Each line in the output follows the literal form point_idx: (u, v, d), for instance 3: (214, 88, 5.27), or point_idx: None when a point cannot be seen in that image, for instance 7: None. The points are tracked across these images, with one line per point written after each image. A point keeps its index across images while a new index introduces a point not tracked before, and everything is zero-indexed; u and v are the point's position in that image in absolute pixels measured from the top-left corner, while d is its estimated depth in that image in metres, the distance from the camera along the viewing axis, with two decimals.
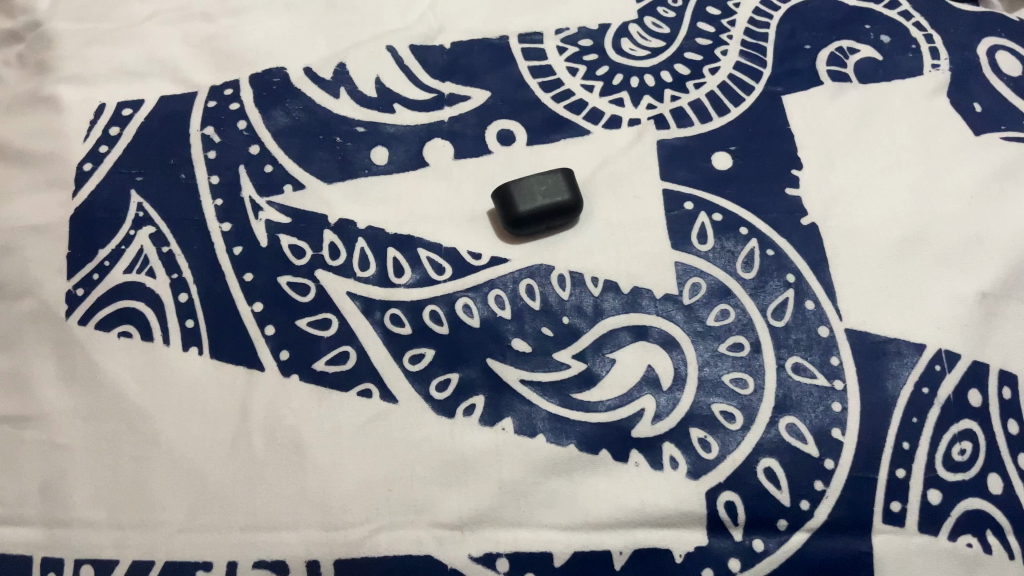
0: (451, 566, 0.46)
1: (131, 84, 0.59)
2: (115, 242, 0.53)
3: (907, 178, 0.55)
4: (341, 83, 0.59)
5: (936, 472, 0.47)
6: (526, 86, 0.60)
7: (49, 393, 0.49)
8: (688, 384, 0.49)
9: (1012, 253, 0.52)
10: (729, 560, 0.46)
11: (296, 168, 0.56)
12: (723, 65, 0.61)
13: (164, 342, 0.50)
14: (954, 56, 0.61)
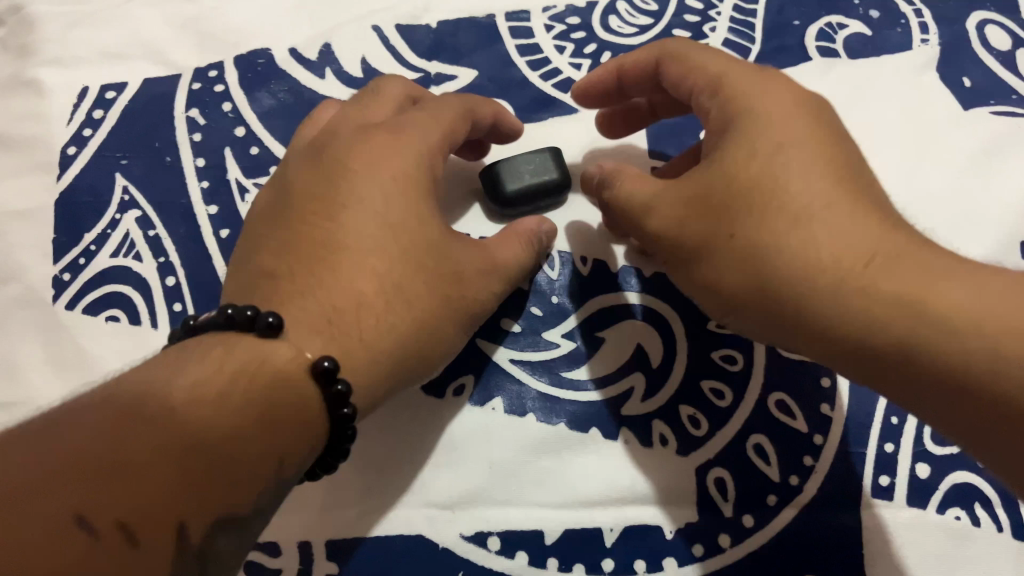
0: (442, 545, 0.46)
1: (114, 66, 0.59)
2: (101, 226, 0.53)
3: (896, 156, 0.56)
4: (327, 63, 0.59)
5: (924, 447, 0.48)
6: (513, 65, 0.59)
7: (36, 377, 0.49)
8: (677, 361, 0.49)
9: (999, 228, 0.53)
10: (719, 536, 0.46)
11: (282, 150, 0.56)
12: (711, 41, 0.60)
13: (152, 325, 0.50)
14: (943, 31, 0.61)
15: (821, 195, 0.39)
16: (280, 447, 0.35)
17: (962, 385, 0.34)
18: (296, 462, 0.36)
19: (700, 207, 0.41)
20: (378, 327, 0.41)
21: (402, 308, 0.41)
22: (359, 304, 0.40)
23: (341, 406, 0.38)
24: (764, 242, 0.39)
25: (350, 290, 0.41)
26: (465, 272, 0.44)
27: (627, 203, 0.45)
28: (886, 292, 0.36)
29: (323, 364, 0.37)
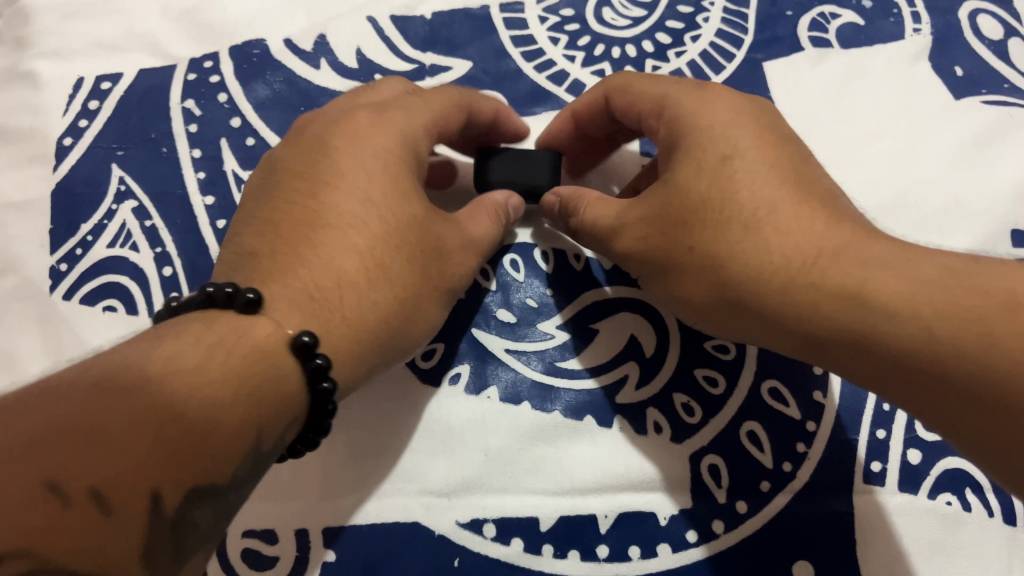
0: (438, 533, 0.46)
1: (109, 57, 0.59)
2: (97, 217, 0.53)
3: (888, 145, 0.56)
4: (321, 54, 0.59)
5: (915, 433, 0.48)
6: (507, 56, 0.59)
7: (34, 367, 0.49)
8: (671, 351, 0.50)
9: (990, 216, 0.54)
10: (713, 522, 0.46)
11: (277, 141, 0.56)
12: (704, 32, 0.61)
13: (149, 315, 0.51)
14: (936, 20, 0.61)
15: (770, 201, 0.42)
16: (262, 420, 0.34)
17: (913, 351, 0.36)
18: (273, 436, 0.35)
19: (657, 224, 0.45)
20: (364, 304, 0.41)
21: (384, 285, 0.42)
22: (342, 280, 0.40)
23: (320, 383, 0.36)
24: (718, 252, 0.42)
25: (332, 265, 0.41)
26: (441, 248, 0.45)
27: (591, 223, 0.48)
28: (841, 279, 0.39)
29: (305, 337, 0.36)
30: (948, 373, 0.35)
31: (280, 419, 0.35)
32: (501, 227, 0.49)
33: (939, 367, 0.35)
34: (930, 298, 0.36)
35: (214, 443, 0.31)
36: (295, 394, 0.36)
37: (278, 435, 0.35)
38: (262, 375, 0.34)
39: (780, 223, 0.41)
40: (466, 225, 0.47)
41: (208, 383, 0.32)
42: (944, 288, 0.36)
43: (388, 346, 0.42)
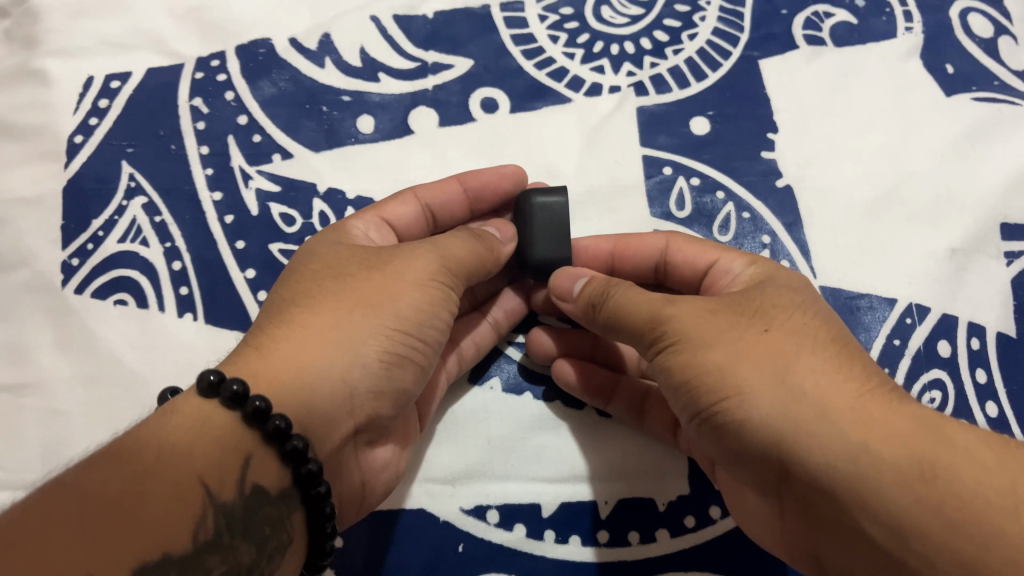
0: (443, 519, 0.47)
1: (117, 56, 0.60)
2: (109, 213, 0.55)
3: (880, 141, 0.58)
4: (325, 53, 0.60)
5: None
6: (508, 54, 0.61)
7: (48, 360, 0.50)
8: None
9: (979, 210, 0.55)
10: (711, 508, 0.48)
11: (283, 137, 0.57)
12: (701, 30, 0.62)
13: (159, 308, 0.52)
14: (928, 19, 0.62)
15: (810, 343, 0.39)
16: (217, 472, 0.35)
17: (927, 502, 0.34)
18: (241, 485, 0.35)
19: (720, 312, 0.41)
20: (369, 380, 0.41)
21: (386, 369, 0.42)
22: (340, 363, 0.40)
23: (286, 440, 0.37)
24: (791, 356, 0.38)
25: (328, 352, 0.40)
26: (434, 295, 0.44)
27: (621, 301, 0.43)
28: (896, 444, 0.35)
29: (256, 403, 0.36)
30: (956, 540, 0.33)
31: (246, 467, 0.36)
32: (491, 254, 0.47)
33: (951, 537, 0.33)
34: (979, 461, 0.34)
35: (168, 493, 0.33)
36: (256, 447, 0.37)
37: (251, 485, 0.36)
38: (206, 430, 0.36)
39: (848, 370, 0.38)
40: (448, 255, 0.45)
41: (160, 447, 0.35)
42: (987, 466, 0.34)
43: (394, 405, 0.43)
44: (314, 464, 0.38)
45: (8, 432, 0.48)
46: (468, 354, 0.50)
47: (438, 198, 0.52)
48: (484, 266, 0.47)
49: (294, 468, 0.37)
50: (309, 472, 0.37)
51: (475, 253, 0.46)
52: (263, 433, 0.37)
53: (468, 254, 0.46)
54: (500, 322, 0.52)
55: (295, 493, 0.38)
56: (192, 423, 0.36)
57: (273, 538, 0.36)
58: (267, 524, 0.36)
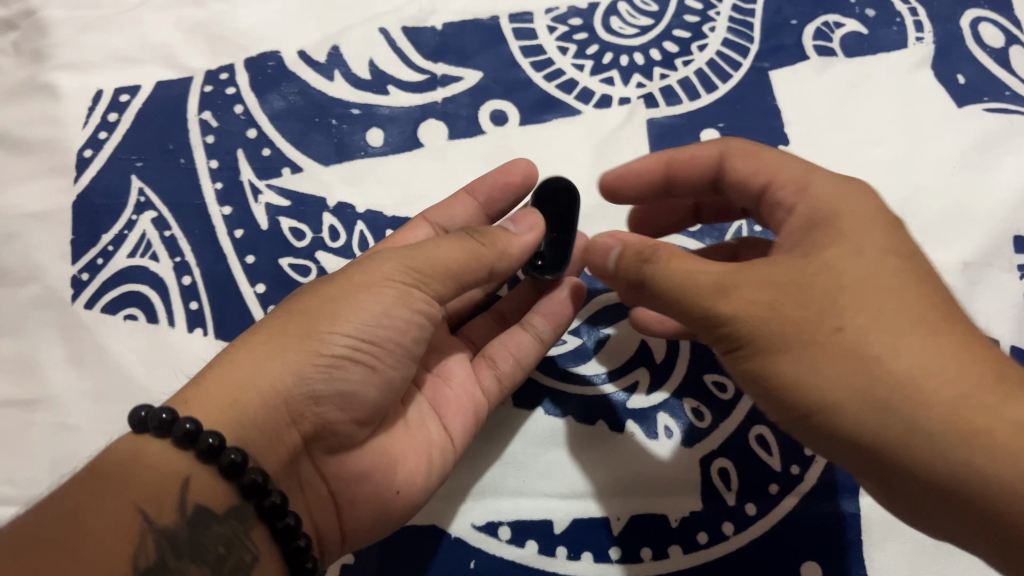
0: (454, 535, 0.47)
1: (127, 70, 0.60)
2: (118, 227, 0.55)
3: (891, 153, 0.57)
4: (335, 66, 0.60)
5: None
6: (517, 66, 0.60)
7: (57, 375, 0.50)
8: (681, 357, 0.52)
9: (991, 222, 0.55)
10: (723, 524, 0.47)
11: (293, 151, 0.57)
12: (711, 42, 0.62)
13: (169, 323, 0.52)
14: (938, 29, 0.62)
15: (894, 312, 0.34)
16: (156, 498, 0.35)
17: None
18: (181, 508, 0.35)
19: (787, 295, 0.35)
20: (311, 390, 0.39)
21: (330, 381, 0.40)
22: (277, 377, 0.39)
23: (219, 455, 0.36)
24: (876, 346, 0.33)
25: (265, 365, 0.39)
26: (387, 298, 0.41)
27: (674, 282, 0.37)
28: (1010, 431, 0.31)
29: (209, 439, 0.36)
30: None
31: (184, 491, 0.36)
32: (492, 254, 0.44)
33: None
34: None
35: (102, 525, 0.33)
36: (196, 469, 0.36)
37: (193, 507, 0.35)
38: (144, 458, 0.36)
39: (941, 341, 0.33)
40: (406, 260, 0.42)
41: (97, 475, 0.35)
42: None
43: (356, 417, 0.41)
44: (277, 496, 0.37)
45: (19, 449, 0.48)
46: (504, 366, 0.49)
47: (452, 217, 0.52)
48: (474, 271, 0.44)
49: (238, 481, 0.37)
50: (253, 482, 0.37)
51: (462, 251, 0.43)
52: (197, 455, 0.36)
53: (451, 252, 0.42)
54: (540, 328, 0.50)
55: (250, 508, 0.37)
56: (132, 450, 0.36)
57: (229, 557, 0.36)
58: (220, 544, 0.36)
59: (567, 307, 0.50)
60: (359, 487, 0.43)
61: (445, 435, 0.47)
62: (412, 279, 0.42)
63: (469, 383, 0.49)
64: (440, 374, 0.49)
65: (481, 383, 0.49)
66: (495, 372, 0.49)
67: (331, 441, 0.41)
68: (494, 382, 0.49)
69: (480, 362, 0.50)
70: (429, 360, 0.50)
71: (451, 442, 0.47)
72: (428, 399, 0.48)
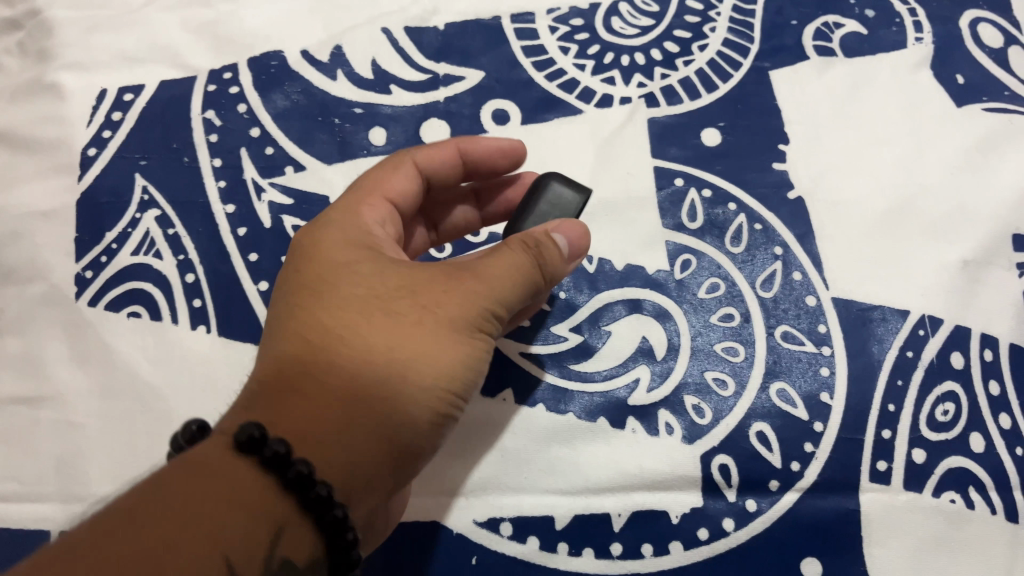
0: (456, 531, 0.47)
1: (131, 69, 0.60)
2: (122, 225, 0.55)
3: (891, 152, 0.58)
4: (338, 65, 0.60)
5: (920, 432, 0.50)
6: (519, 66, 0.61)
7: (62, 372, 0.51)
8: (681, 354, 0.52)
9: (991, 221, 0.55)
10: (723, 520, 0.48)
11: (296, 150, 0.57)
12: (711, 42, 0.62)
13: (173, 321, 0.52)
14: (938, 29, 0.62)
15: None
16: (249, 555, 0.31)
17: None
18: (269, 564, 0.32)
19: None
20: (418, 445, 0.38)
21: (431, 432, 0.39)
22: (389, 443, 0.36)
23: (308, 486, 0.33)
24: None
25: (374, 432, 0.36)
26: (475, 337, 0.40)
27: None
28: None
29: (277, 447, 0.33)
30: None
31: (275, 543, 0.32)
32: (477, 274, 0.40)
33: None
34: None
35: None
36: (292, 517, 0.33)
37: (280, 564, 0.32)
38: (247, 494, 0.32)
39: None
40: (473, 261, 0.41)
41: (220, 502, 0.31)
42: None
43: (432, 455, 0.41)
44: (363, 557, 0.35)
45: (24, 445, 0.49)
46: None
47: (439, 168, 0.49)
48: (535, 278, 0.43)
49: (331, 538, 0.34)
50: (353, 543, 0.34)
51: (522, 279, 0.41)
52: (291, 489, 0.33)
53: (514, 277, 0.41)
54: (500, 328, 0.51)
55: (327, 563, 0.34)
56: (224, 475, 0.32)
57: None
58: None
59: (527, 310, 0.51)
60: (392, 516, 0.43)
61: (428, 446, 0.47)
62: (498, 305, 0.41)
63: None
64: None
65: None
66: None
67: (399, 481, 0.40)
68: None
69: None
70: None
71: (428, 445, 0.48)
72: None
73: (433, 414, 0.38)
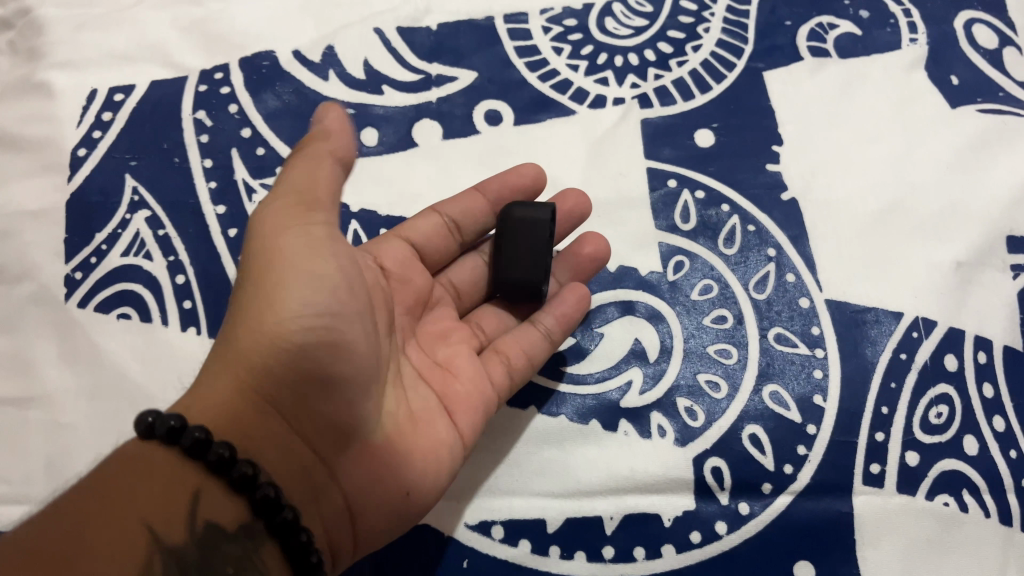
0: (447, 534, 0.47)
1: (121, 69, 0.60)
2: (112, 226, 0.54)
3: (885, 153, 0.57)
4: (330, 65, 0.60)
5: (914, 435, 0.49)
6: (512, 66, 0.60)
7: (51, 373, 0.50)
8: (674, 356, 0.52)
9: (984, 223, 0.55)
10: (716, 523, 0.47)
11: (287, 150, 0.57)
12: (705, 42, 0.62)
13: (162, 322, 0.52)
14: (932, 30, 0.62)
15: None
16: (166, 516, 0.34)
17: None
18: (191, 524, 0.35)
19: None
20: (298, 388, 0.38)
21: (303, 368, 0.38)
22: (260, 378, 0.38)
23: (207, 450, 0.36)
24: None
25: (247, 362, 0.38)
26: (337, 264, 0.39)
27: None
28: None
29: (221, 450, 0.36)
30: None
31: (194, 505, 0.35)
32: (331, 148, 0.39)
33: None
34: None
35: (114, 540, 0.33)
36: (205, 480, 0.36)
37: (203, 524, 0.35)
38: (158, 468, 0.36)
39: None
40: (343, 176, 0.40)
41: (137, 475, 0.35)
42: None
43: (346, 405, 0.39)
44: (290, 512, 0.37)
45: (11, 447, 0.48)
46: (517, 364, 0.48)
47: (467, 211, 0.51)
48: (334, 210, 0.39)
49: (250, 495, 0.37)
50: (266, 498, 0.37)
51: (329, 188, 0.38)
52: (206, 466, 0.36)
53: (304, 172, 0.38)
54: (551, 328, 0.50)
55: (260, 526, 0.37)
56: (140, 454, 0.36)
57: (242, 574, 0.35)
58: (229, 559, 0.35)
59: (577, 313, 0.50)
60: (368, 490, 0.41)
61: (455, 433, 0.45)
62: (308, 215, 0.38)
63: (479, 378, 0.47)
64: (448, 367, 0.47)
65: (491, 377, 0.48)
66: (507, 368, 0.48)
67: (332, 436, 0.40)
68: (507, 377, 0.48)
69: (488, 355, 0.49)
70: (436, 350, 0.48)
71: (462, 440, 0.45)
72: (434, 390, 0.46)
73: (286, 349, 0.38)
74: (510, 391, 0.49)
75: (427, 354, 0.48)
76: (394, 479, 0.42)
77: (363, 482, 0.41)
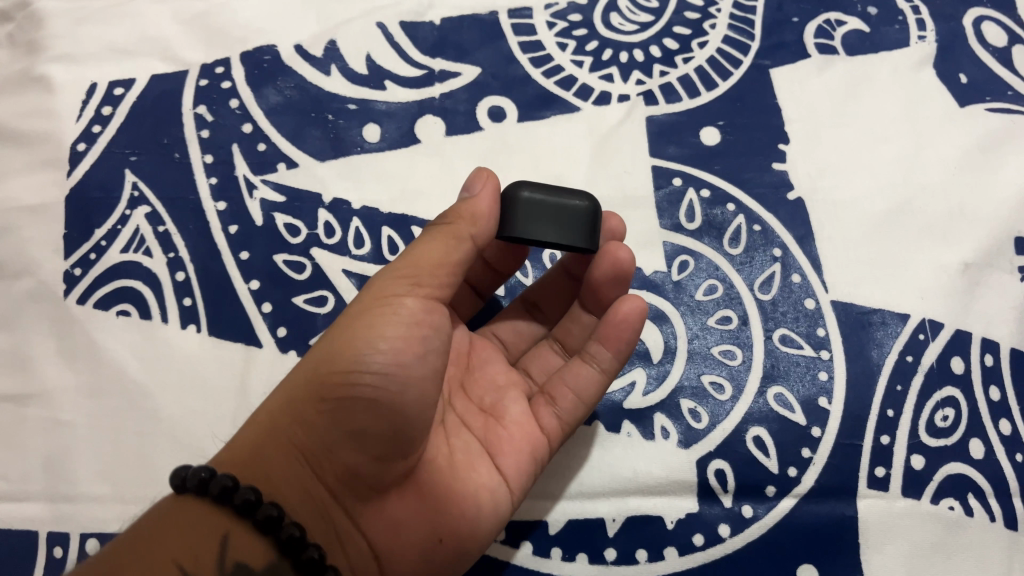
0: None
1: (121, 62, 0.59)
2: (112, 222, 0.54)
3: (893, 152, 0.57)
4: (331, 60, 0.59)
5: (919, 438, 0.49)
6: (515, 62, 0.60)
7: (51, 371, 0.50)
8: (677, 357, 0.51)
9: (992, 224, 0.54)
10: (718, 526, 0.47)
11: (288, 146, 0.56)
12: (711, 39, 0.61)
13: (162, 319, 0.51)
14: (941, 28, 0.61)
15: None
16: (195, 555, 0.35)
17: None
18: (220, 563, 0.35)
19: None
20: (333, 439, 0.39)
21: (351, 418, 0.38)
22: (294, 432, 0.39)
23: (234, 493, 0.37)
24: None
25: (284, 422, 0.40)
26: (414, 325, 0.39)
27: None
28: None
29: (246, 494, 0.37)
30: None
31: (224, 547, 0.36)
32: (469, 229, 0.42)
33: None
34: None
35: None
36: (233, 524, 0.37)
37: (231, 564, 0.36)
38: (191, 514, 0.36)
39: None
40: (473, 256, 0.43)
41: (164, 526, 0.36)
42: None
43: (381, 457, 0.39)
44: (315, 550, 0.37)
45: (10, 444, 0.48)
46: (565, 404, 0.47)
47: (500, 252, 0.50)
48: (442, 285, 0.42)
49: (274, 535, 0.37)
50: (291, 537, 0.37)
51: (438, 251, 0.41)
52: (231, 511, 0.37)
53: (431, 250, 0.41)
54: (602, 357, 0.47)
55: (286, 564, 0.37)
56: (168, 510, 0.37)
57: None
58: None
59: (615, 275, 0.47)
60: (398, 537, 0.41)
61: (499, 476, 0.43)
62: (411, 293, 0.40)
63: (526, 421, 0.46)
64: (494, 413, 0.46)
65: (541, 421, 0.47)
66: (556, 410, 0.47)
67: (356, 487, 0.40)
68: (555, 419, 0.47)
69: (540, 401, 0.48)
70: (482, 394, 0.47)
71: (507, 484, 0.43)
72: (477, 437, 0.45)
73: (335, 400, 0.38)
74: (566, 432, 0.47)
75: (471, 401, 0.47)
76: (430, 527, 0.41)
77: (386, 532, 0.40)
